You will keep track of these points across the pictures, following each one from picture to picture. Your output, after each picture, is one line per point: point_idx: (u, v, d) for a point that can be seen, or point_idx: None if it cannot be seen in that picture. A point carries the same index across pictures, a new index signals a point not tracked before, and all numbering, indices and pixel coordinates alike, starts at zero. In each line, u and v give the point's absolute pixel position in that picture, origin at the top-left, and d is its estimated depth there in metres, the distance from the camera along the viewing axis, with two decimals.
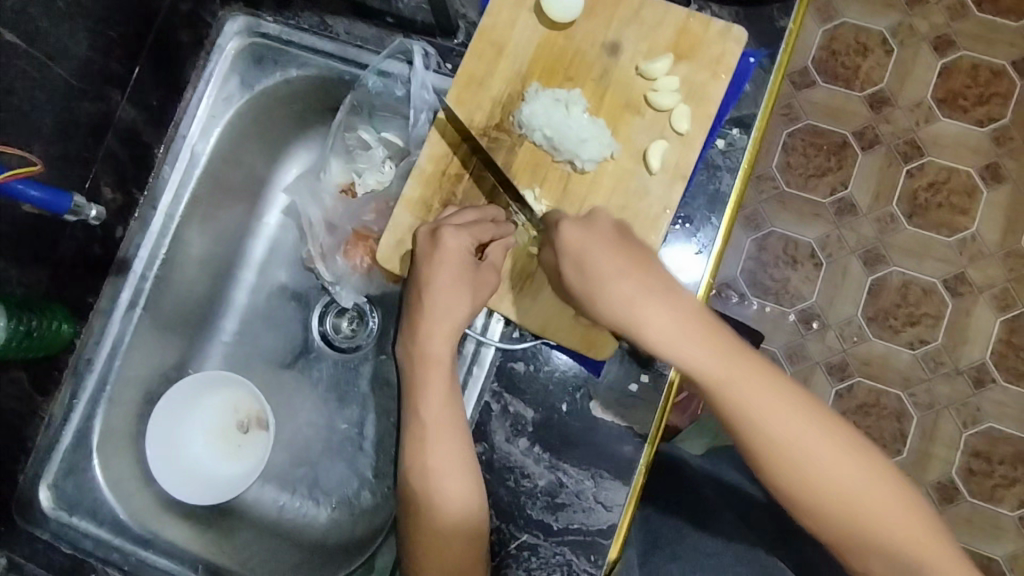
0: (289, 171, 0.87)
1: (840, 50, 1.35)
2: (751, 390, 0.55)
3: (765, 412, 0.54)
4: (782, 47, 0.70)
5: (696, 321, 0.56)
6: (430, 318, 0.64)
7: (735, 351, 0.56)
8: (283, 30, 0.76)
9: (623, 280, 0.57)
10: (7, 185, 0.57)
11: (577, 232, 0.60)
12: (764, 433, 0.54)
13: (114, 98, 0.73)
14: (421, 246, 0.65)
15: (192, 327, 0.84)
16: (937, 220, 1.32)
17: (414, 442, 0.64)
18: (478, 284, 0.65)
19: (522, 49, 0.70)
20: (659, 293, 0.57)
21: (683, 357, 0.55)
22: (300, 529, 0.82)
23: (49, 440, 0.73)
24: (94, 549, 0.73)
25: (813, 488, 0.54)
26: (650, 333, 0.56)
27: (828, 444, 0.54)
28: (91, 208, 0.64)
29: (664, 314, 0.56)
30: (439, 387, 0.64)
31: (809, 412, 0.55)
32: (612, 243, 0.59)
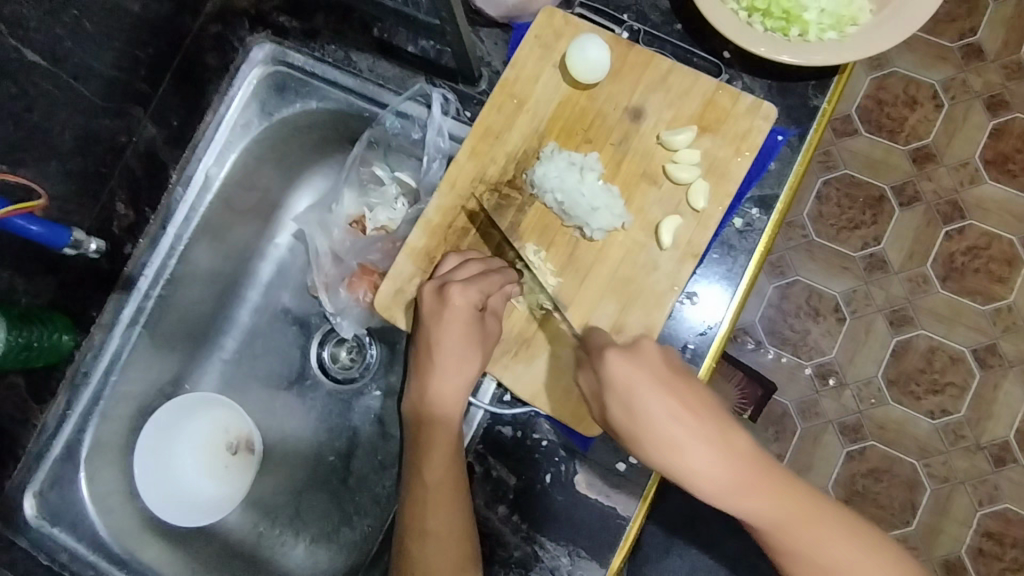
0: (303, 196, 0.87)
1: (887, 100, 1.30)
2: (799, 522, 0.53)
3: (807, 547, 0.53)
4: (813, 126, 0.68)
5: (749, 462, 0.51)
6: (438, 375, 0.63)
7: (777, 480, 0.52)
8: (307, 62, 0.75)
9: (669, 427, 0.52)
10: (9, 220, 0.60)
11: (622, 372, 0.55)
12: (807, 566, 0.53)
13: (135, 115, 0.74)
14: (428, 303, 0.63)
15: (193, 344, 0.84)
16: (973, 287, 1.26)
17: (414, 506, 0.63)
18: (484, 341, 0.64)
19: (542, 105, 0.68)
20: (715, 444, 0.51)
21: (740, 507, 0.52)
22: (276, 560, 0.82)
23: (40, 449, 0.74)
24: (70, 562, 0.73)
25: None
26: (706, 486, 0.51)
27: (875, 570, 0.53)
28: (90, 242, 0.68)
29: (715, 461, 0.51)
30: (441, 444, 0.63)
31: (858, 540, 0.54)
32: (659, 379, 0.54)
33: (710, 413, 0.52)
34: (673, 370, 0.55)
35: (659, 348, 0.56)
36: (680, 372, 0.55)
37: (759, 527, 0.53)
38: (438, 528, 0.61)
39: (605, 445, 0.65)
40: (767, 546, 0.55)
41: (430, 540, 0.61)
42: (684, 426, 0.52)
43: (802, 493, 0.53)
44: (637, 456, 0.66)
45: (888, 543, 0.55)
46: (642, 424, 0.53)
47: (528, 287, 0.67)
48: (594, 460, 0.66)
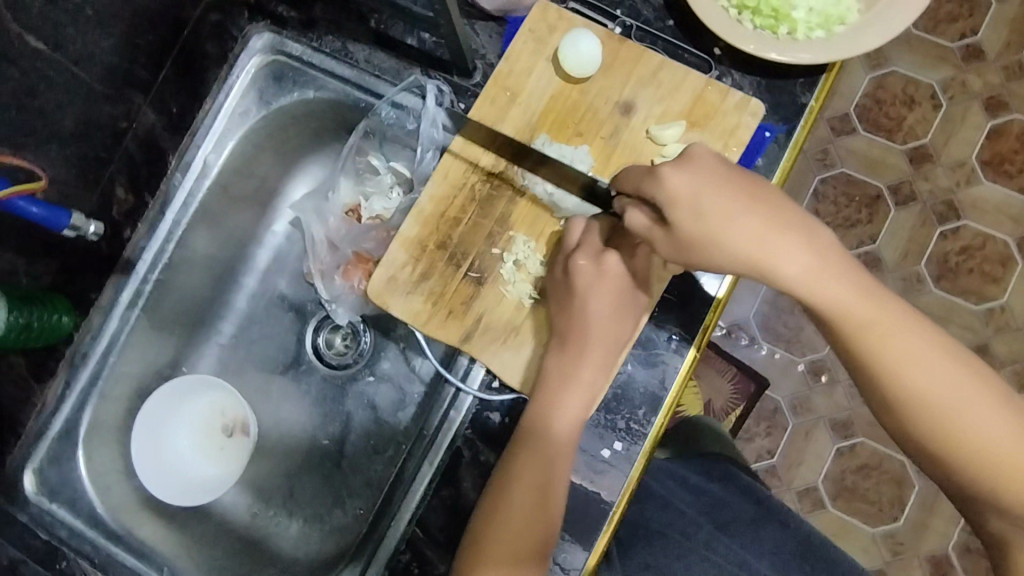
0: (299, 184, 0.88)
1: (885, 99, 1.31)
2: (886, 329, 0.52)
3: (894, 353, 0.52)
4: (800, 123, 0.69)
5: (832, 253, 0.51)
6: (598, 350, 0.63)
7: (862, 276, 0.52)
8: (305, 51, 0.76)
9: (746, 218, 0.50)
10: (10, 202, 0.62)
11: (686, 178, 0.52)
12: (896, 374, 0.52)
13: (136, 101, 0.75)
14: (585, 265, 0.63)
15: (190, 328, 0.86)
16: (966, 287, 1.27)
17: (515, 459, 0.62)
18: (632, 318, 0.64)
19: (535, 98, 0.69)
20: (795, 232, 0.50)
21: (824, 300, 0.51)
22: (270, 539, 0.83)
23: (39, 428, 0.75)
24: (68, 538, 0.74)
25: (955, 437, 0.52)
26: (785, 272, 0.50)
27: (961, 387, 0.52)
28: (90, 226, 0.69)
29: (799, 250, 0.50)
30: (536, 463, 0.61)
31: (950, 357, 0.52)
32: (727, 181, 0.52)
33: (779, 201, 0.52)
34: (730, 166, 0.53)
35: (712, 152, 0.53)
36: (736, 169, 0.53)
37: (842, 329, 0.52)
38: (522, 532, 0.60)
39: (591, 432, 0.67)
40: (853, 358, 0.54)
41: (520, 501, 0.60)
42: (759, 217, 0.51)
43: (890, 300, 0.52)
44: (622, 443, 0.67)
45: (982, 371, 0.53)
46: (715, 216, 0.51)
47: (510, 270, 0.68)
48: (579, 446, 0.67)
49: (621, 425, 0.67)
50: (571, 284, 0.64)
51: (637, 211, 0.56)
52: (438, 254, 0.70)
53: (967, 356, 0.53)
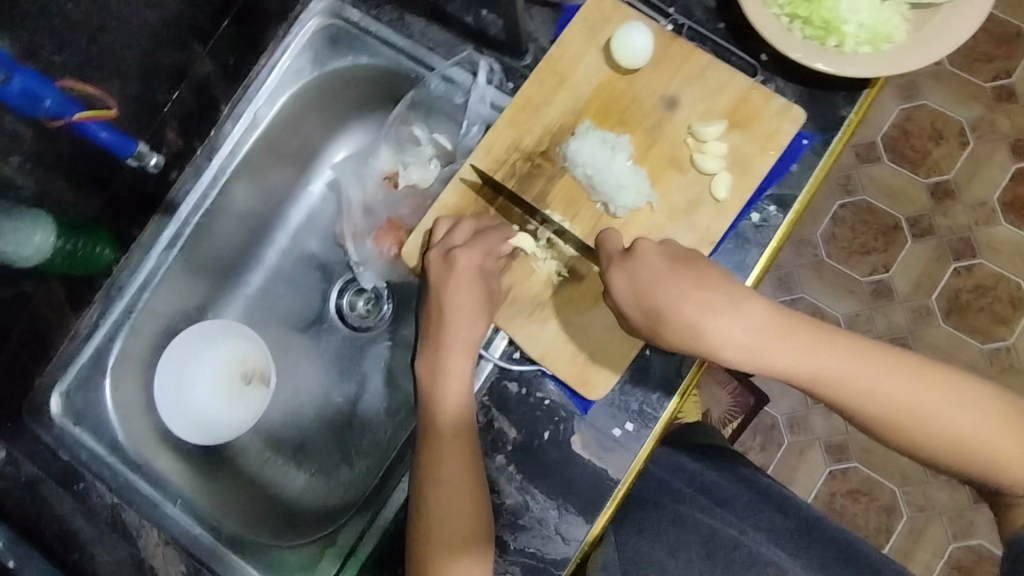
0: (341, 147, 0.91)
1: (912, 131, 1.33)
2: (839, 371, 0.59)
3: (857, 386, 0.59)
4: (838, 134, 0.71)
5: (768, 323, 0.60)
6: (451, 338, 0.68)
7: (803, 332, 0.60)
8: (363, 18, 0.78)
9: (686, 305, 0.60)
10: (84, 124, 0.68)
11: (626, 278, 0.62)
12: (867, 403, 0.59)
13: (195, 50, 0.77)
14: (434, 270, 0.69)
15: (221, 276, 0.89)
16: (974, 324, 1.29)
17: (431, 451, 0.66)
18: (490, 297, 0.69)
19: (583, 85, 0.71)
20: (727, 310, 0.60)
21: (777, 366, 0.60)
22: (277, 487, 0.86)
23: (71, 353, 0.79)
24: (88, 461, 0.77)
25: (937, 440, 0.59)
26: (736, 351, 0.60)
27: (926, 394, 0.59)
28: (152, 157, 0.76)
29: (736, 328, 0.59)
30: (449, 453, 0.65)
31: (907, 371, 0.59)
32: (667, 269, 0.61)
33: (710, 276, 0.61)
34: (667, 254, 0.63)
35: (653, 245, 0.63)
36: (674, 253, 0.63)
37: (804, 383, 0.60)
38: (449, 480, 0.64)
39: (604, 411, 0.70)
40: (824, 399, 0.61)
41: (445, 486, 0.64)
42: (697, 298, 0.60)
43: (835, 343, 0.60)
44: (634, 424, 0.69)
45: (941, 373, 0.60)
46: (660, 303, 0.60)
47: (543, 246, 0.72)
48: (592, 423, 0.70)
49: (634, 407, 0.70)
50: (447, 278, 0.68)
51: (619, 280, 0.62)
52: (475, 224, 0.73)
53: (924, 364, 0.60)
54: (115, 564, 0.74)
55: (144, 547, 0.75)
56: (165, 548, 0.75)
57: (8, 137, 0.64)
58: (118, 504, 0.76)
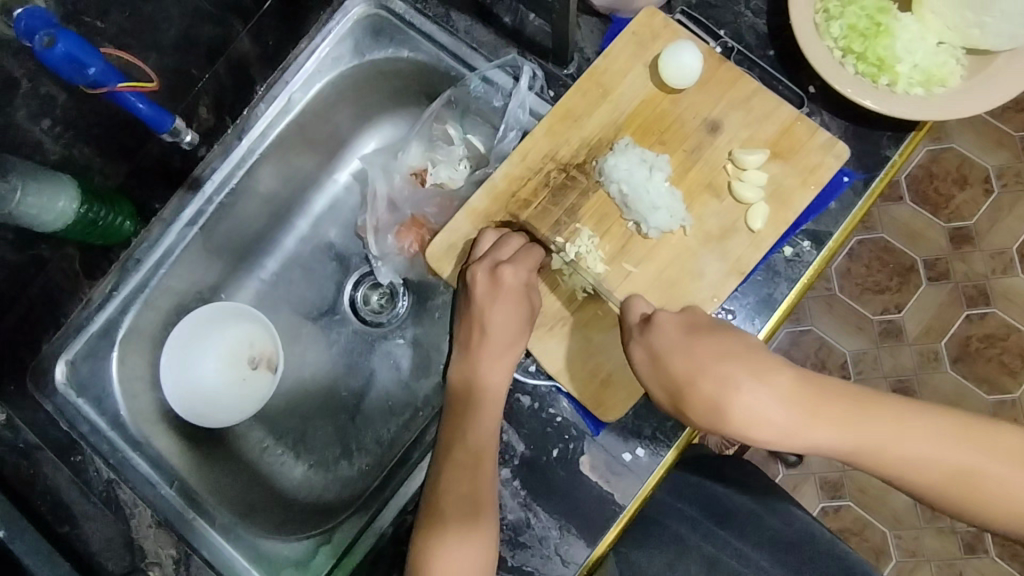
0: (371, 139, 0.90)
1: (938, 174, 1.31)
2: (878, 441, 0.55)
3: (900, 455, 0.55)
4: (880, 175, 0.70)
5: (797, 397, 0.55)
6: (490, 353, 0.67)
7: (835, 403, 0.55)
8: (408, 10, 0.77)
9: (708, 374, 0.57)
10: (123, 95, 0.64)
11: (645, 350, 0.60)
12: (911, 472, 0.55)
13: (235, 27, 0.76)
14: (480, 285, 0.67)
15: (237, 257, 0.88)
16: (981, 374, 1.27)
17: (453, 465, 0.65)
18: (529, 315, 0.68)
19: (625, 100, 0.70)
20: (752, 383, 0.56)
21: (812, 442, 0.55)
22: (274, 476, 0.84)
23: (80, 322, 0.77)
24: (88, 434, 0.76)
25: (1001, 511, 0.53)
26: (764, 430, 0.55)
27: (979, 459, 0.53)
28: (186, 133, 0.74)
29: (764, 399, 0.55)
30: (469, 466, 0.64)
31: (958, 435, 0.54)
32: (685, 341, 0.59)
33: (731, 344, 0.58)
34: (687, 325, 0.60)
35: (673, 315, 0.61)
36: (694, 324, 0.61)
37: (843, 456, 0.56)
38: (461, 496, 0.63)
39: (616, 434, 0.68)
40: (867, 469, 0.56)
41: (461, 502, 0.63)
42: (719, 369, 0.57)
43: (873, 411, 0.55)
44: (644, 449, 0.68)
45: (995, 434, 0.54)
46: (684, 373, 0.58)
47: (568, 260, 0.69)
48: (602, 445, 0.68)
49: (647, 433, 0.68)
50: (492, 293, 0.67)
51: (637, 348, 0.61)
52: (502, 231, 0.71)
53: (975, 424, 0.55)
54: (106, 541, 0.73)
55: (136, 527, 0.74)
56: (157, 530, 0.74)
57: (42, 98, 0.64)
58: (113, 480, 0.75)
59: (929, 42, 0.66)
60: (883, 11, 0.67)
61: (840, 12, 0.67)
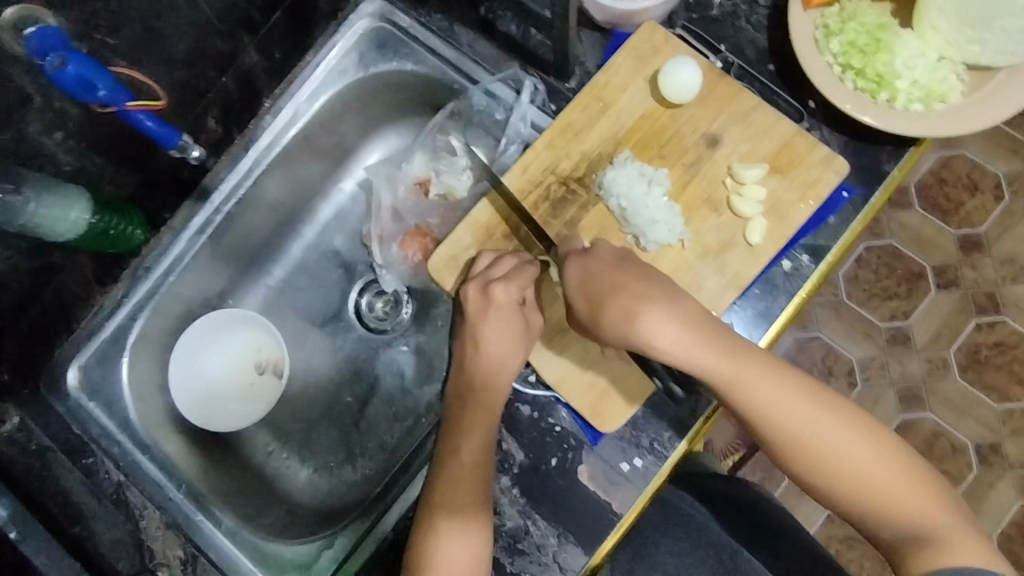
0: (376, 149, 0.91)
1: (947, 180, 1.30)
2: (752, 384, 0.57)
3: (767, 403, 0.57)
4: (879, 190, 0.70)
5: (699, 323, 0.58)
6: (486, 371, 0.69)
7: (722, 335, 0.58)
8: (412, 24, 0.79)
9: (618, 295, 0.59)
10: (132, 114, 0.67)
11: (579, 270, 0.64)
12: (772, 422, 0.58)
13: (243, 41, 0.78)
14: (473, 303, 0.69)
15: (245, 265, 0.89)
16: (990, 383, 1.26)
17: (452, 478, 0.66)
18: (526, 334, 0.69)
19: (626, 114, 0.71)
20: (659, 303, 0.58)
21: (693, 363, 0.57)
22: (280, 481, 0.86)
23: (92, 328, 0.79)
24: (99, 437, 0.78)
25: (838, 473, 0.57)
26: (659, 342, 0.57)
27: (834, 424, 0.57)
28: (194, 149, 0.75)
29: (665, 317, 0.57)
30: (466, 478, 0.65)
31: (819, 402, 0.58)
32: (615, 267, 0.63)
33: (656, 280, 0.61)
34: (621, 259, 0.64)
35: (612, 250, 0.66)
36: (628, 261, 0.64)
37: (716, 387, 0.58)
38: (455, 508, 0.64)
39: (613, 444, 0.69)
40: (735, 409, 0.59)
41: (455, 512, 0.64)
42: (629, 293, 0.59)
43: (755, 355, 0.58)
44: (642, 460, 0.69)
45: (855, 410, 0.59)
46: (596, 294, 0.61)
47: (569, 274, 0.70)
48: (601, 454, 0.69)
49: (644, 443, 0.69)
50: (487, 310, 0.68)
51: (575, 268, 0.64)
52: (503, 244, 0.72)
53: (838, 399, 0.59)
54: (114, 543, 0.75)
55: (145, 529, 0.76)
56: (165, 532, 0.76)
57: (56, 112, 0.66)
58: (123, 483, 0.77)
59: (929, 58, 0.66)
60: (883, 27, 0.67)
61: (840, 28, 0.67)
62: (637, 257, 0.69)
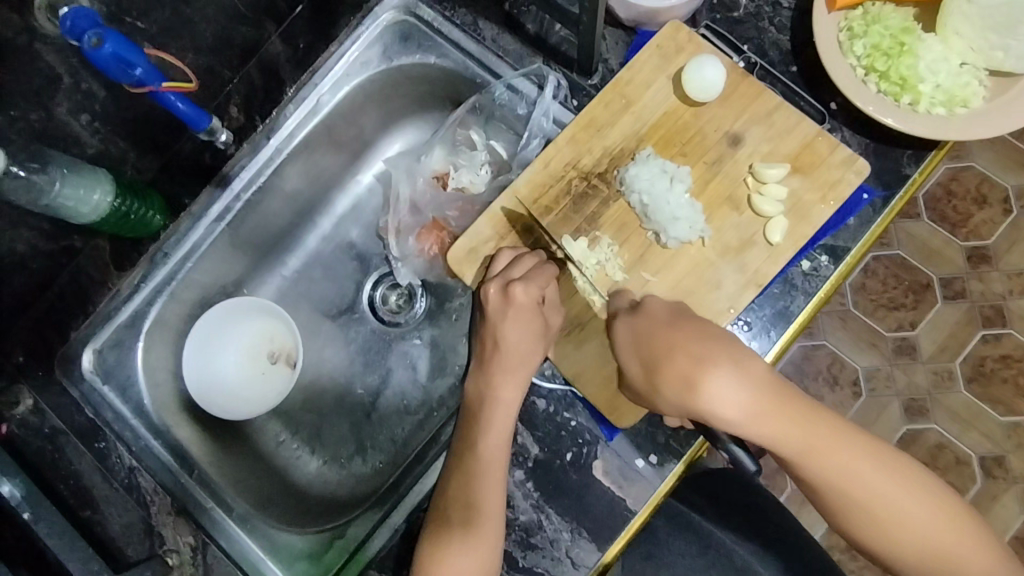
0: (396, 142, 0.92)
1: (956, 192, 1.31)
2: (822, 455, 0.56)
3: (836, 475, 0.56)
4: (899, 193, 0.70)
5: (768, 388, 0.55)
6: (503, 367, 0.69)
7: (794, 405, 0.56)
8: (437, 18, 0.79)
9: (683, 363, 0.58)
10: (164, 94, 0.67)
11: (630, 328, 0.64)
12: (836, 490, 0.56)
13: (268, 30, 0.79)
14: (493, 303, 0.69)
15: (261, 254, 0.89)
16: (996, 395, 1.26)
17: (467, 474, 0.65)
18: (544, 333, 0.70)
19: (648, 111, 0.71)
20: (726, 366, 0.56)
21: (757, 433, 0.56)
22: (290, 471, 0.86)
23: (107, 311, 0.79)
24: (112, 421, 0.78)
25: (903, 541, 0.57)
26: (723, 411, 0.55)
27: (902, 491, 0.56)
28: (222, 133, 0.79)
29: (732, 384, 0.55)
30: (481, 476, 0.65)
31: (890, 470, 0.56)
32: (669, 323, 0.62)
33: (717, 340, 0.59)
34: (676, 315, 0.64)
35: (666, 305, 0.65)
36: (684, 316, 0.63)
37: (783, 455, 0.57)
38: (465, 502, 0.64)
39: (629, 440, 0.69)
40: (803, 477, 0.57)
41: (468, 509, 0.63)
42: (689, 356, 0.58)
43: (824, 425, 0.56)
44: (657, 457, 0.69)
45: (928, 479, 0.57)
46: (655, 355, 0.60)
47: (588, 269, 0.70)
48: (615, 450, 0.69)
49: (660, 440, 0.69)
50: (509, 310, 0.68)
51: (625, 324, 0.64)
52: (522, 237, 0.73)
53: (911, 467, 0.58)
54: (125, 527, 0.74)
55: (155, 514, 0.75)
56: (176, 518, 0.75)
57: (84, 93, 0.67)
58: (135, 468, 0.76)
59: (952, 63, 0.67)
60: (907, 31, 0.67)
61: (864, 31, 0.67)
62: (657, 254, 0.69)
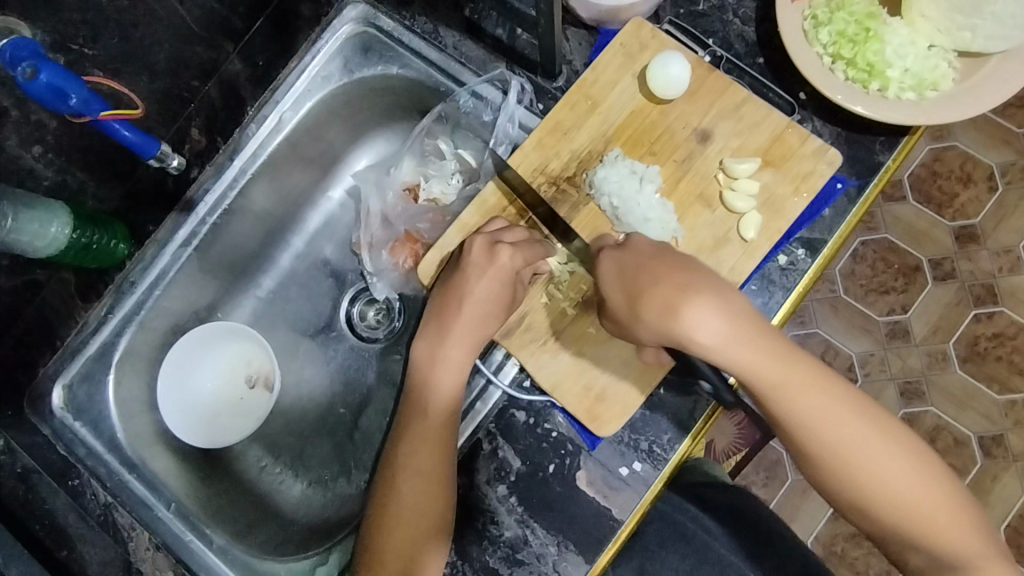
0: (364, 157, 0.90)
1: (941, 172, 1.30)
2: (798, 391, 0.55)
3: (804, 410, 0.55)
4: (873, 181, 0.69)
5: (743, 316, 0.55)
6: (455, 329, 0.68)
7: (769, 339, 0.54)
8: (397, 28, 0.77)
9: (661, 290, 0.56)
10: (106, 123, 0.65)
11: (615, 262, 0.61)
12: (808, 432, 0.55)
13: (226, 50, 0.77)
14: (475, 254, 0.67)
15: (233, 276, 0.88)
16: (991, 374, 1.25)
17: (418, 440, 0.66)
18: (508, 303, 0.68)
19: (614, 112, 0.69)
20: (710, 297, 0.55)
21: (735, 357, 0.54)
22: (272, 496, 0.84)
23: (75, 346, 0.78)
24: (85, 457, 0.76)
25: (869, 490, 0.55)
26: (700, 335, 0.54)
27: (869, 435, 0.55)
28: (173, 158, 0.74)
29: (710, 313, 0.54)
30: (433, 444, 0.66)
31: (856, 414, 0.55)
32: (652, 257, 0.60)
33: (702, 276, 0.57)
34: (662, 250, 0.61)
35: (651, 241, 0.62)
36: (669, 252, 0.61)
37: (755, 388, 0.55)
38: (419, 471, 0.65)
39: (612, 448, 0.67)
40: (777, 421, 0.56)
41: (418, 477, 0.65)
42: (669, 285, 0.56)
43: (799, 361, 0.55)
44: (641, 465, 0.67)
45: (889, 420, 0.56)
46: (634, 287, 0.58)
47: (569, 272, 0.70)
48: (599, 460, 0.67)
49: (644, 446, 0.68)
50: (477, 268, 0.67)
51: (609, 257, 0.62)
52: None
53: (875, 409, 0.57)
54: (102, 563, 0.73)
55: (134, 550, 0.75)
56: (154, 554, 0.75)
57: (34, 125, 0.65)
58: (110, 505, 0.75)
59: (919, 46, 0.65)
60: (872, 16, 0.66)
61: (828, 18, 0.66)
62: None
